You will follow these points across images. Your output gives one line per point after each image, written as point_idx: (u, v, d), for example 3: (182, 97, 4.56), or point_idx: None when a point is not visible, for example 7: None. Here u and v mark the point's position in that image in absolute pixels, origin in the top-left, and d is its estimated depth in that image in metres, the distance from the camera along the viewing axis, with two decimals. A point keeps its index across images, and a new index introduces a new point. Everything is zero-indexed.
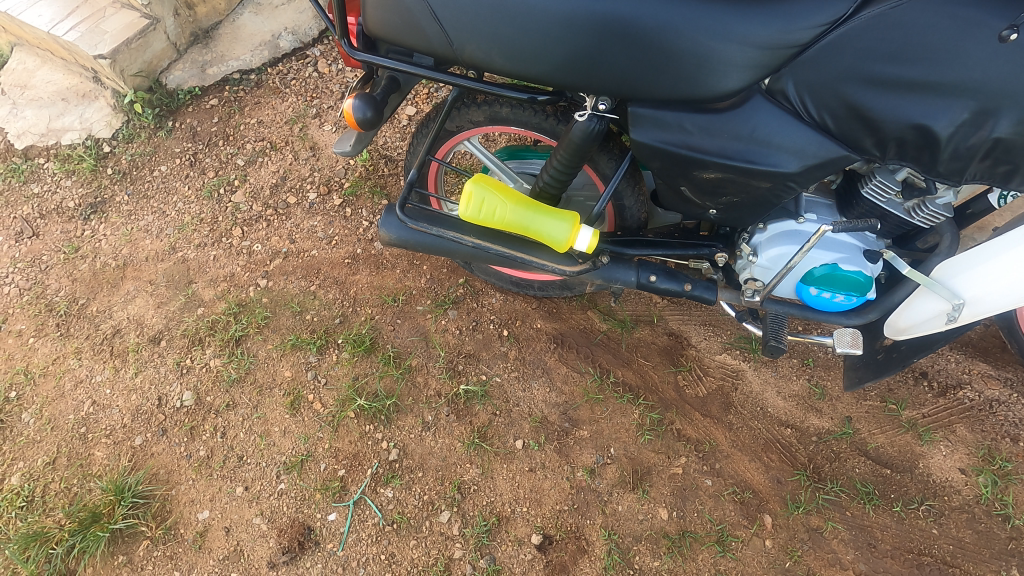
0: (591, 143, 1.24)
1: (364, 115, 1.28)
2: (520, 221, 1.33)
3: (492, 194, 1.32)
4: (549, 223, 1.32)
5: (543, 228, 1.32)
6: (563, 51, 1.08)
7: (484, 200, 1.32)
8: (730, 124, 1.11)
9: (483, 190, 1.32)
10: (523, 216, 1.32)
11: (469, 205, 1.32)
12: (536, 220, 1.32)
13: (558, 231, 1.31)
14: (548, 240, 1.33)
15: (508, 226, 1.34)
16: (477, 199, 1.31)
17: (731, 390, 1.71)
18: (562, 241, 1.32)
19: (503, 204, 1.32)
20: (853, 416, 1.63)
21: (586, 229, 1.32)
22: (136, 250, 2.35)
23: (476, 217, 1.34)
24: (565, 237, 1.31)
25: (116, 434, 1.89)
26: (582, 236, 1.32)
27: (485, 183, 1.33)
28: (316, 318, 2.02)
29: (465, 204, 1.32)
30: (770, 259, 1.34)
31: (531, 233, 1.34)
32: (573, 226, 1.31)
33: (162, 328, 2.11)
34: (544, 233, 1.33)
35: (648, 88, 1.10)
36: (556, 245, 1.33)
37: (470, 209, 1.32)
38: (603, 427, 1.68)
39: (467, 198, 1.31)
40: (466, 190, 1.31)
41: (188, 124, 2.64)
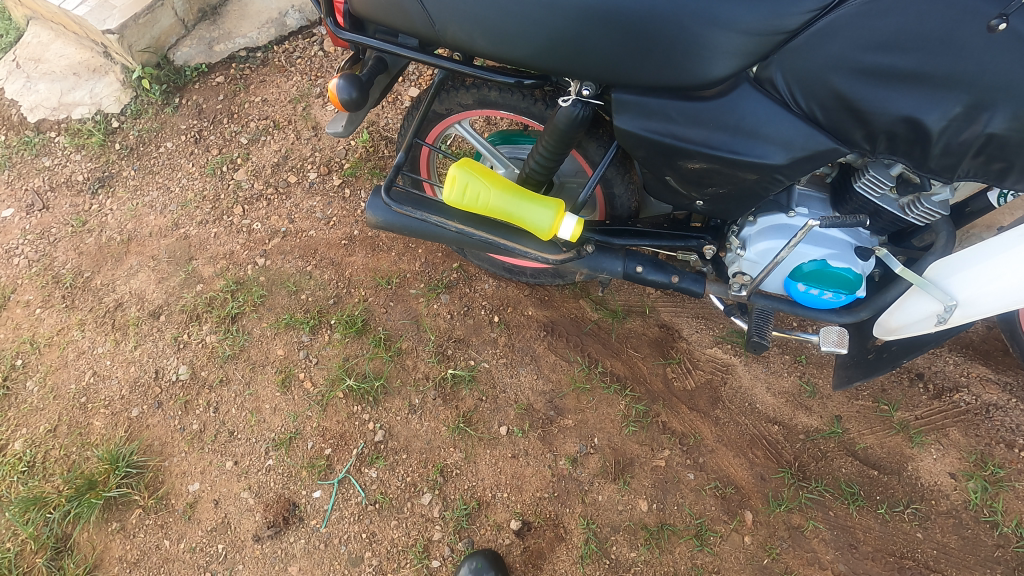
0: (576, 129, 1.21)
1: (349, 96, 1.27)
2: (504, 207, 1.31)
3: (477, 180, 1.30)
4: (533, 211, 1.30)
5: (527, 216, 1.31)
6: (545, 34, 1.06)
7: (469, 186, 1.30)
8: (716, 113, 1.08)
9: (467, 175, 1.30)
10: (508, 203, 1.30)
11: (453, 190, 1.30)
12: (520, 207, 1.30)
13: (542, 220, 1.30)
14: (532, 227, 1.32)
15: (492, 213, 1.32)
16: (461, 184, 1.30)
17: (720, 384, 1.69)
18: (546, 230, 1.30)
19: (487, 190, 1.30)
20: (842, 415, 1.60)
21: (571, 218, 1.30)
22: (140, 225, 2.38)
23: (460, 202, 1.32)
24: (548, 225, 1.29)
25: (114, 405, 1.94)
26: (566, 225, 1.30)
27: (470, 168, 1.31)
28: (310, 298, 2.04)
29: (450, 190, 1.31)
30: (757, 253, 1.30)
31: (515, 220, 1.32)
32: (558, 215, 1.29)
33: (162, 303, 2.15)
34: (528, 221, 1.31)
35: (631, 73, 1.07)
36: (540, 233, 1.31)
37: (455, 194, 1.31)
38: (588, 417, 1.67)
39: (451, 184, 1.30)
40: (451, 176, 1.30)
41: (195, 101, 2.65)
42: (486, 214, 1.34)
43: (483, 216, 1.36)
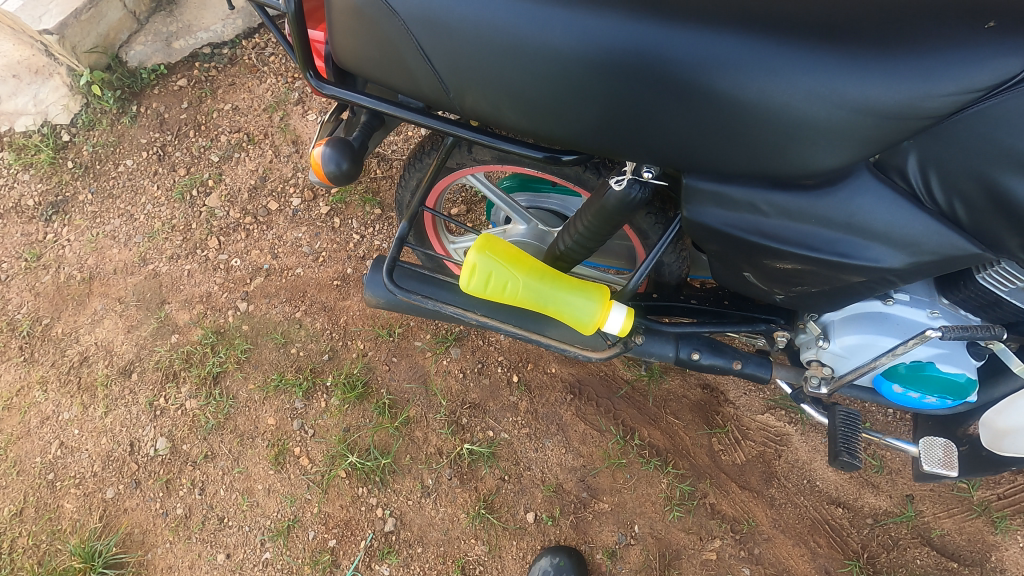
0: (627, 212, 0.95)
1: (337, 167, 0.99)
2: (537, 298, 1.06)
3: (502, 265, 1.05)
4: (574, 303, 1.05)
5: (566, 308, 1.06)
6: (597, 109, 0.78)
7: (492, 273, 1.05)
8: (823, 209, 0.81)
9: (489, 260, 1.04)
10: (541, 293, 1.06)
11: (472, 279, 1.05)
12: (556, 297, 1.06)
13: (586, 313, 1.05)
14: (572, 321, 1.07)
15: (522, 303, 1.07)
16: (483, 271, 1.04)
17: (774, 457, 1.49)
18: (591, 326, 1.06)
19: (515, 277, 1.05)
20: (915, 494, 1.42)
21: (620, 309, 1.05)
22: (103, 261, 2.09)
23: (482, 292, 1.07)
24: (593, 320, 1.05)
25: (87, 484, 1.72)
26: (615, 319, 1.05)
27: (491, 250, 1.05)
28: (302, 352, 1.80)
29: (469, 279, 1.05)
30: (844, 348, 1.07)
31: (551, 311, 1.07)
32: (605, 308, 1.05)
33: (133, 358, 1.90)
34: (568, 314, 1.06)
35: (713, 159, 0.80)
36: (583, 328, 1.07)
37: (475, 284, 1.06)
38: (626, 499, 1.48)
39: (470, 272, 1.05)
40: (470, 261, 1.05)
41: (155, 109, 2.30)
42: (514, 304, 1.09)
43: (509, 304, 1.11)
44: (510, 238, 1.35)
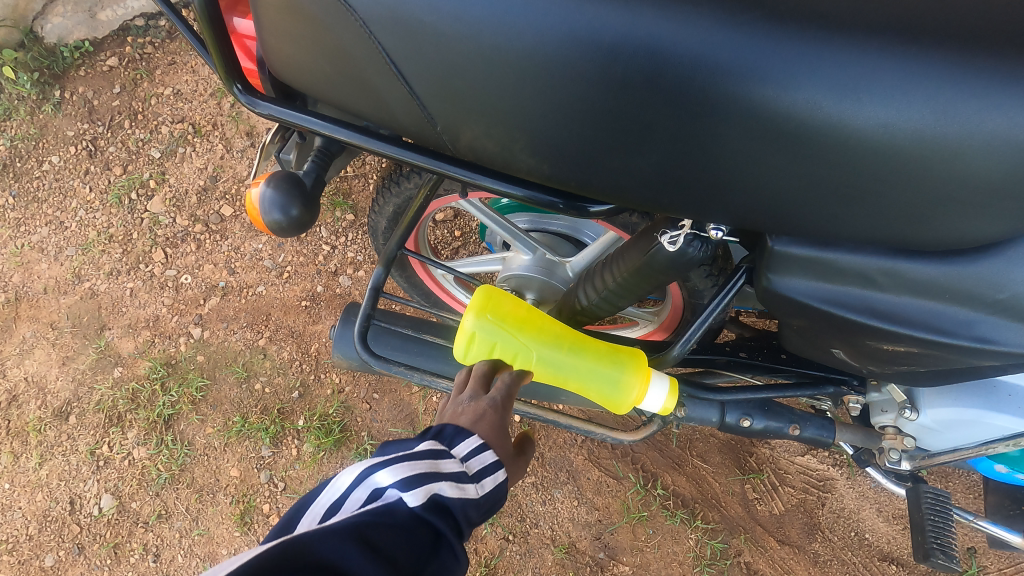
0: (677, 272, 0.71)
1: (285, 214, 0.73)
2: (554, 371, 0.83)
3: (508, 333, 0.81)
4: (601, 377, 0.82)
5: (591, 383, 0.83)
6: (655, 153, 0.53)
7: (495, 343, 0.81)
8: (965, 282, 0.58)
9: (490, 326, 0.80)
10: (560, 365, 0.82)
11: (470, 351, 0.81)
12: (579, 371, 0.82)
13: (616, 390, 0.83)
14: (599, 397, 0.85)
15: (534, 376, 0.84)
16: (483, 341, 0.81)
17: (817, 506, 1.30)
18: (624, 405, 0.83)
19: (525, 348, 0.81)
20: (977, 547, 1.24)
21: (661, 384, 0.82)
22: (31, 277, 1.79)
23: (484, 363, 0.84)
24: (627, 398, 0.82)
25: (21, 550, 1.48)
26: (655, 398, 0.82)
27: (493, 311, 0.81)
28: (267, 389, 1.56)
29: (466, 350, 0.81)
30: (938, 421, 0.86)
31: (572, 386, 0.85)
32: (643, 385, 0.82)
33: (71, 398, 1.63)
34: (594, 390, 0.84)
35: (819, 219, 0.56)
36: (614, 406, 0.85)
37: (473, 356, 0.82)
38: (649, 559, 1.29)
39: (465, 342, 0.81)
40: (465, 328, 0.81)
41: (81, 93, 1.95)
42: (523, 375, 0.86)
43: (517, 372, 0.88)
44: (510, 269, 1.09)
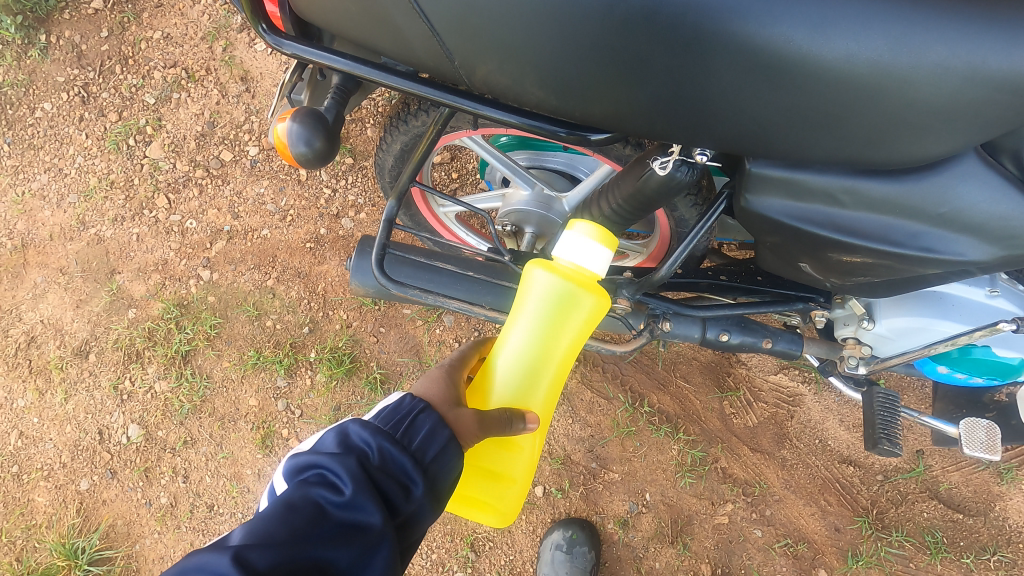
0: (667, 196, 0.80)
1: (308, 148, 0.79)
2: (542, 392, 0.84)
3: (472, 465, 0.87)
4: (553, 335, 0.81)
5: (564, 344, 0.82)
6: (651, 84, 0.61)
7: (497, 480, 0.87)
8: (914, 199, 0.68)
9: (470, 491, 0.88)
10: (534, 392, 0.83)
11: (510, 500, 0.88)
12: (544, 363, 0.83)
13: (573, 314, 0.81)
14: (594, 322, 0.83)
15: (551, 405, 0.86)
16: (481, 483, 0.87)
17: (787, 418, 1.45)
18: (600, 303, 0.81)
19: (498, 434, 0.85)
20: (925, 450, 1.40)
21: (573, 265, 0.79)
22: (35, 225, 1.83)
23: (528, 469, 0.88)
24: (583, 306, 0.80)
25: (57, 476, 1.60)
26: (587, 271, 0.79)
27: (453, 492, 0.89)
28: (278, 326, 1.65)
29: (505, 504, 0.88)
30: (892, 329, 0.97)
31: (574, 357, 0.85)
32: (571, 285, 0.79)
33: (89, 337, 1.71)
34: (576, 338, 0.83)
35: (791, 146, 0.64)
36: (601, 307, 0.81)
37: (520, 491, 0.89)
38: (636, 468, 1.44)
39: (507, 512, 0.88)
40: (491, 518, 0.89)
41: (68, 38, 1.92)
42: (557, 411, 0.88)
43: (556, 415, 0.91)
44: (511, 205, 1.17)
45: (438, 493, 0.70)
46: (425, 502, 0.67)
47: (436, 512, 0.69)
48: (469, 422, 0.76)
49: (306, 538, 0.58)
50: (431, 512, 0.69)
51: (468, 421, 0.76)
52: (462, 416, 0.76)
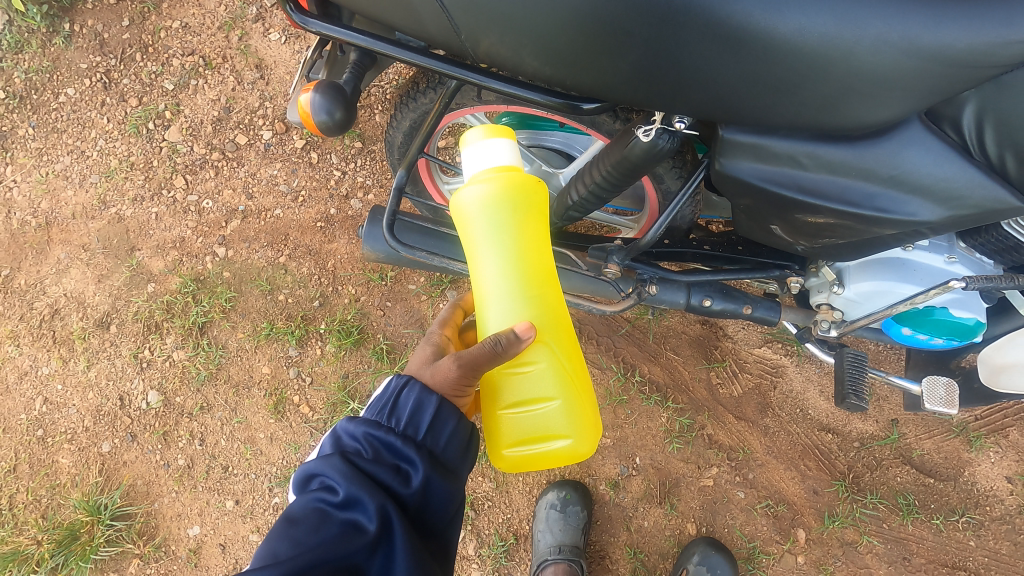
0: (652, 163, 0.88)
1: (329, 116, 0.88)
2: (537, 297, 0.83)
3: (509, 409, 0.85)
4: (514, 235, 0.82)
5: (530, 237, 0.83)
6: (633, 56, 0.70)
7: (547, 407, 0.84)
8: (867, 162, 0.77)
9: (522, 435, 0.85)
10: (530, 311, 0.82)
11: (573, 421, 0.84)
12: (520, 271, 0.82)
13: (522, 205, 0.81)
14: (543, 203, 0.84)
15: (556, 306, 0.84)
16: (528, 416, 0.85)
17: (770, 389, 1.53)
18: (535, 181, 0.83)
19: (517, 363, 0.84)
20: (900, 419, 1.49)
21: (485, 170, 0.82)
22: (59, 204, 1.92)
23: (564, 381, 0.85)
24: (516, 195, 0.81)
25: (79, 439, 1.69)
26: (504, 163, 0.82)
27: (505, 447, 0.86)
28: (290, 300, 1.74)
29: (565, 425, 0.84)
30: (860, 293, 1.06)
31: (547, 247, 0.85)
32: (499, 180, 0.81)
33: (110, 310, 1.80)
34: (536, 227, 0.84)
35: (756, 112, 0.73)
36: (537, 185, 0.83)
37: (576, 407, 0.85)
38: (627, 434, 1.52)
39: (576, 432, 0.84)
40: (564, 448, 0.85)
41: (90, 26, 2.01)
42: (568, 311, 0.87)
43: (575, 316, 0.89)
44: None
45: (442, 463, 0.80)
46: (429, 474, 0.77)
47: (447, 481, 0.79)
48: (451, 373, 0.83)
49: (317, 542, 0.67)
50: (440, 481, 0.78)
51: (450, 373, 0.83)
52: (441, 375, 0.84)
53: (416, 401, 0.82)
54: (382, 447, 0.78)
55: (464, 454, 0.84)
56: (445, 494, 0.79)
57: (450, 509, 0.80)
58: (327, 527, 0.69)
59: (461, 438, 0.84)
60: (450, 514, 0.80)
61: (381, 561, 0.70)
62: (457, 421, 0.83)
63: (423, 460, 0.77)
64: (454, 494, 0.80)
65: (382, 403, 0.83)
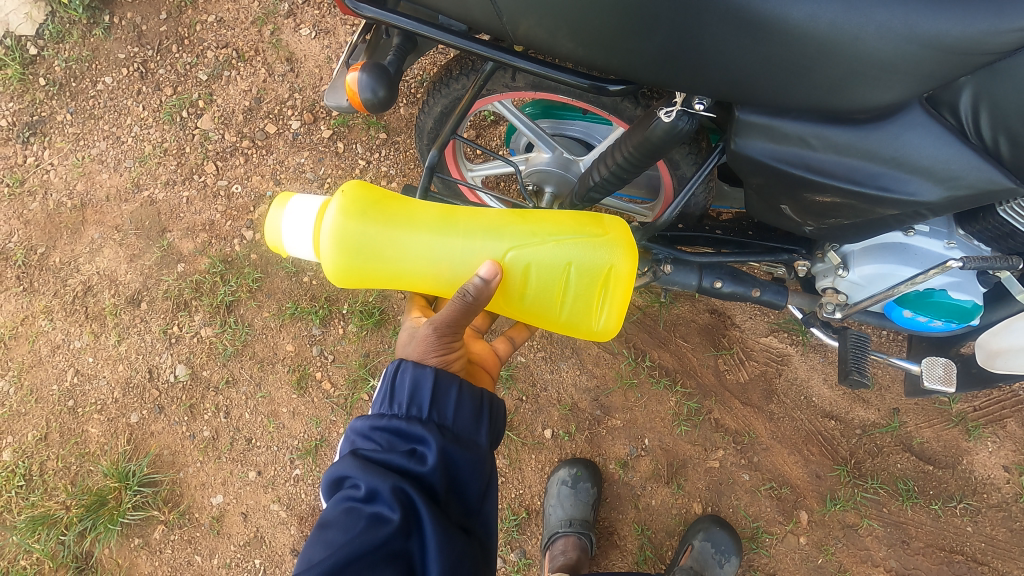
0: (672, 143, 0.94)
1: (373, 94, 0.96)
2: (470, 234, 0.97)
3: (562, 296, 1.00)
4: (393, 227, 0.97)
5: (402, 217, 0.98)
6: (659, 39, 0.77)
7: (573, 264, 0.97)
8: (870, 143, 0.83)
9: (592, 298, 1.00)
10: (477, 247, 0.97)
11: (598, 250, 0.96)
12: (434, 238, 0.97)
13: (364, 209, 0.97)
14: (373, 190, 0.99)
15: (485, 221, 0.99)
16: (572, 285, 0.99)
17: (775, 376, 1.58)
18: (346, 185, 0.98)
19: (529, 275, 0.98)
20: (901, 408, 1.54)
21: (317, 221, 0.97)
22: (93, 186, 1.95)
23: (556, 249, 0.96)
24: (357, 210, 0.96)
25: (109, 410, 1.77)
26: (316, 205, 0.97)
27: (595, 317, 1.01)
28: (314, 282, 1.81)
29: (599, 258, 0.97)
30: (863, 277, 1.12)
31: (425, 210, 1.00)
32: (333, 212, 0.96)
33: (141, 288, 1.85)
34: (397, 209, 0.99)
35: (770, 94, 0.80)
36: (348, 186, 0.98)
37: (588, 242, 0.97)
38: (637, 416, 1.58)
39: (608, 252, 0.96)
40: (622, 268, 0.97)
41: (129, 19, 2.04)
42: (499, 212, 1.00)
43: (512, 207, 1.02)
44: (534, 166, 1.34)
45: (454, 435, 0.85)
46: (443, 445, 0.82)
47: (463, 449, 0.84)
48: (431, 337, 0.94)
49: (348, 538, 0.72)
50: (456, 450, 0.83)
51: (429, 337, 0.94)
52: (422, 343, 0.94)
53: (412, 382, 0.87)
54: (393, 436, 0.83)
55: (476, 421, 0.88)
56: (464, 462, 0.84)
57: (474, 474, 0.85)
58: (357, 523, 0.75)
59: (467, 405, 0.88)
60: (477, 480, 0.85)
61: (417, 538, 0.76)
62: (458, 389, 0.88)
63: (434, 435, 0.82)
64: (474, 459, 0.85)
65: (381, 396, 0.88)
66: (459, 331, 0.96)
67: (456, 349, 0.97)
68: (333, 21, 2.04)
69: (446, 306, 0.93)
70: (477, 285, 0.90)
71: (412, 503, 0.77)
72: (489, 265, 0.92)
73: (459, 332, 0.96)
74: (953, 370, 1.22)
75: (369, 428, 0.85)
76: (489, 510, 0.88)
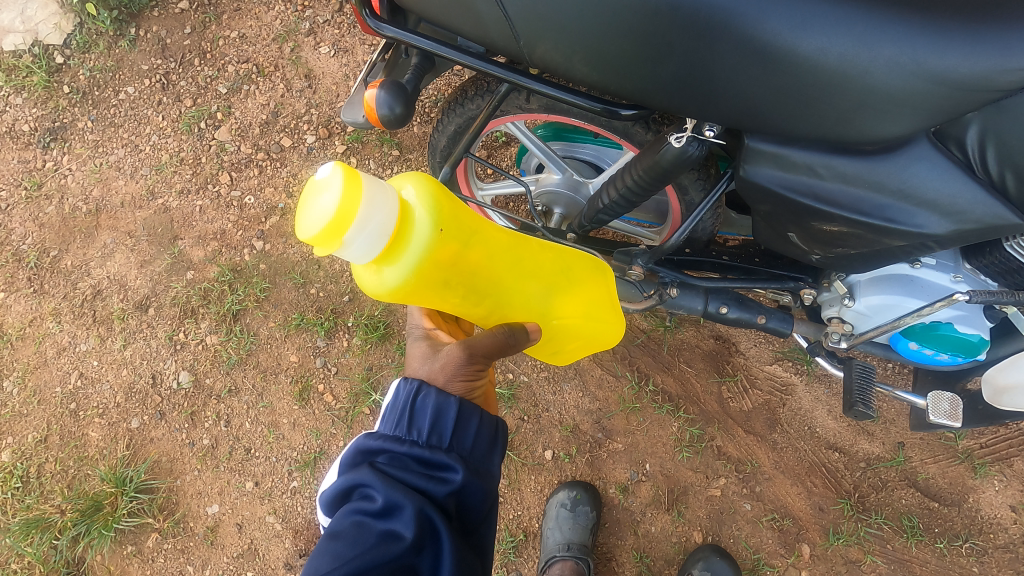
0: (681, 168, 0.95)
1: (390, 111, 0.98)
2: (524, 291, 1.05)
3: (562, 343, 1.20)
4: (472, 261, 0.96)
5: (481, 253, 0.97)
6: (673, 66, 0.79)
7: (574, 329, 1.16)
8: (877, 173, 0.84)
9: (580, 347, 1.23)
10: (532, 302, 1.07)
11: (608, 322, 1.18)
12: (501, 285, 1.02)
13: (448, 243, 0.90)
14: (457, 213, 0.92)
15: (535, 278, 1.06)
16: (577, 341, 1.20)
17: (779, 405, 1.57)
18: (434, 209, 0.85)
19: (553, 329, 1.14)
20: (906, 442, 1.52)
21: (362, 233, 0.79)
22: (109, 192, 1.98)
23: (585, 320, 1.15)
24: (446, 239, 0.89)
25: (111, 414, 1.77)
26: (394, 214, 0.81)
27: (560, 354, 1.24)
28: (322, 293, 1.82)
29: (608, 328, 1.19)
30: (869, 307, 1.12)
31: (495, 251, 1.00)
32: (421, 246, 0.85)
33: (149, 293, 1.86)
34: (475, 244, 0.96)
35: (780, 123, 0.82)
36: (435, 215, 0.86)
37: (603, 316, 1.17)
38: (639, 440, 1.57)
39: (612, 322, 1.19)
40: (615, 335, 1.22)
41: (155, 32, 2.10)
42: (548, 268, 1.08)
43: (553, 259, 1.10)
44: (543, 186, 1.35)
45: (471, 464, 0.85)
46: (465, 477, 0.82)
47: (479, 479, 0.84)
48: (460, 359, 0.90)
49: (358, 552, 0.72)
50: (474, 480, 0.83)
51: (460, 361, 0.90)
52: (451, 364, 0.91)
53: (434, 409, 0.86)
54: (410, 459, 0.83)
55: (491, 449, 0.88)
56: (479, 492, 0.84)
57: (484, 503, 0.84)
58: (367, 537, 0.74)
59: (484, 436, 0.88)
60: (485, 510, 0.85)
61: (428, 555, 0.76)
62: (479, 419, 0.88)
63: (458, 464, 0.82)
64: (487, 489, 0.85)
65: (399, 414, 0.87)
66: (488, 361, 0.93)
67: (483, 375, 0.94)
68: (353, 41, 2.09)
69: (486, 334, 0.92)
70: (519, 335, 0.94)
71: (430, 521, 0.77)
72: (533, 323, 0.98)
73: (488, 363, 0.93)
74: (959, 405, 1.21)
75: (386, 444, 0.84)
76: (489, 538, 0.88)
